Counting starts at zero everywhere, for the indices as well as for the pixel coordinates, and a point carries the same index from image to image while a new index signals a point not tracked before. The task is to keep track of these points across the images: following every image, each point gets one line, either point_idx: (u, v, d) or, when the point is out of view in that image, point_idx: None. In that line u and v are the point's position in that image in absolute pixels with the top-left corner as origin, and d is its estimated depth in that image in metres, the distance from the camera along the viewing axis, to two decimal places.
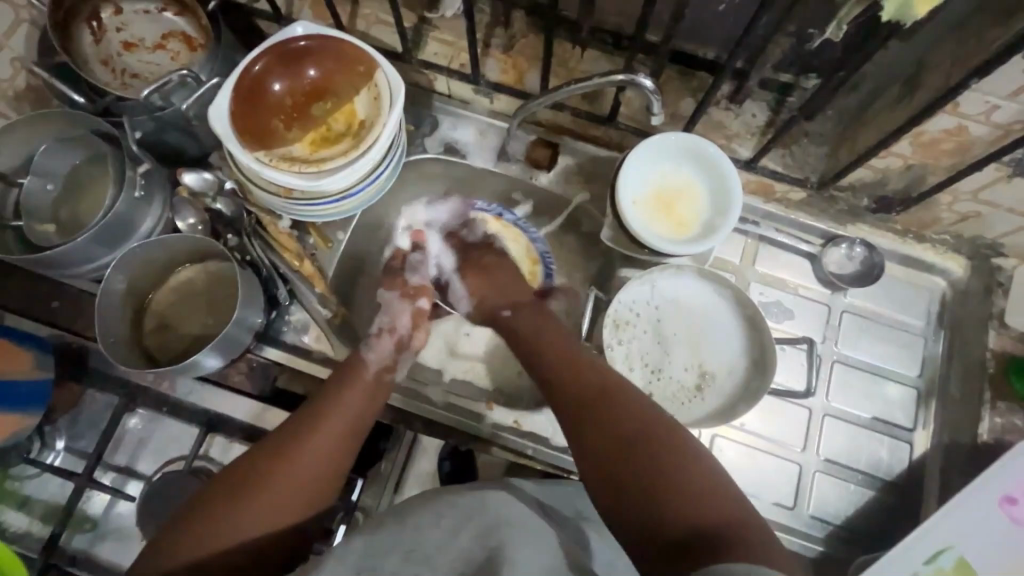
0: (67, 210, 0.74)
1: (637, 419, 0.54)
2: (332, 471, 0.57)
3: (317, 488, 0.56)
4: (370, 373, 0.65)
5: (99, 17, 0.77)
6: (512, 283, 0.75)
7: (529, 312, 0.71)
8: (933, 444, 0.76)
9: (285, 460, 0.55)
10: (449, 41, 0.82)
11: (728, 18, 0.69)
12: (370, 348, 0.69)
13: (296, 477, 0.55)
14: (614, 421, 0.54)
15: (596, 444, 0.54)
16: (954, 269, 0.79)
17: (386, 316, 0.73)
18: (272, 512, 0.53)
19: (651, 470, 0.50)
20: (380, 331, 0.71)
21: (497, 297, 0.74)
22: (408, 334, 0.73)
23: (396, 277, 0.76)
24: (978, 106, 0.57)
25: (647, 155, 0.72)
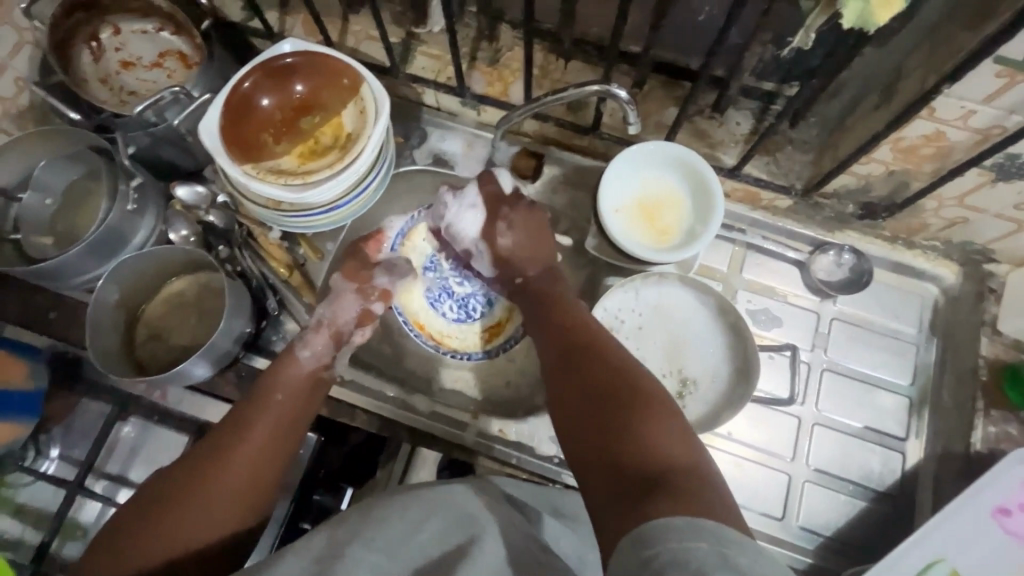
0: (64, 223, 0.77)
1: (620, 380, 0.55)
2: (270, 465, 0.58)
3: (255, 483, 0.56)
4: (306, 369, 0.66)
5: (98, 38, 0.80)
6: (528, 244, 0.73)
7: (543, 280, 0.72)
8: (927, 454, 0.74)
9: (219, 457, 0.56)
10: (436, 55, 0.84)
11: (707, 27, 0.69)
12: (306, 343, 0.68)
13: (231, 470, 0.55)
14: (596, 378, 0.56)
15: (576, 403, 0.55)
16: (945, 275, 0.78)
17: (329, 308, 0.72)
18: (211, 509, 0.53)
19: (621, 422, 0.50)
20: (318, 324, 0.70)
21: (521, 258, 0.73)
22: (347, 329, 0.72)
23: (360, 270, 0.75)
24: (954, 111, 0.56)
25: (627, 165, 0.73)
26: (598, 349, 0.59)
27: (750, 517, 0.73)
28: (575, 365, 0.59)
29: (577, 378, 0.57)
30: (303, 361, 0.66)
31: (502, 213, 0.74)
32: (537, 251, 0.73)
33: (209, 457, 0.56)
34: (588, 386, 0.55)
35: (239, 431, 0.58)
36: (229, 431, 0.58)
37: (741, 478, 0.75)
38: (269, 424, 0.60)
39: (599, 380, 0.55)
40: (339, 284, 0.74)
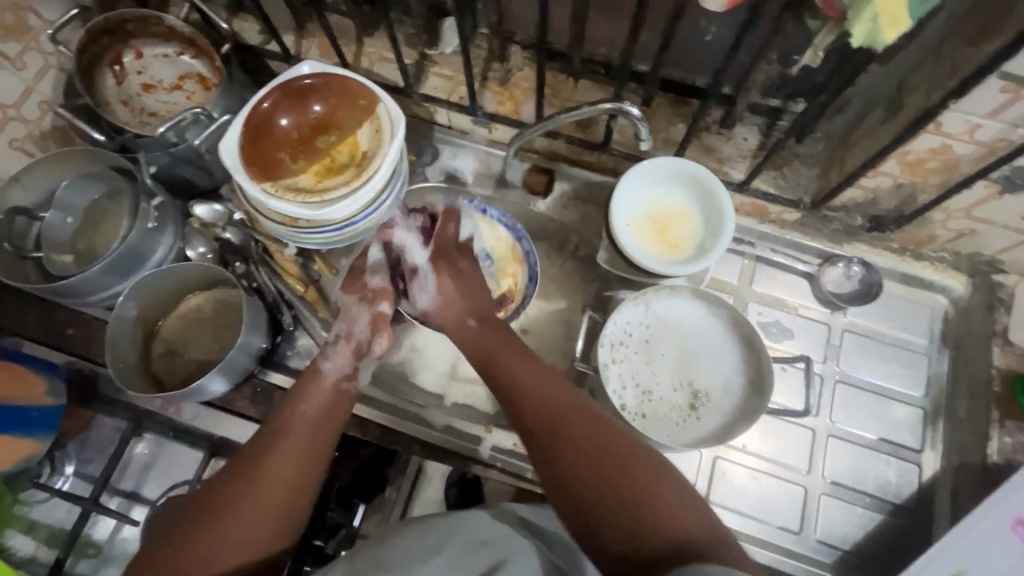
0: (84, 241, 0.78)
1: (603, 436, 0.53)
2: (301, 484, 0.57)
3: (288, 503, 0.56)
4: (328, 382, 0.66)
5: (121, 61, 0.82)
6: (470, 294, 0.72)
7: (495, 331, 0.68)
8: (943, 465, 0.74)
9: (249, 480, 0.55)
10: (448, 75, 0.86)
11: (714, 47, 0.71)
12: (327, 358, 0.69)
13: (266, 491, 0.55)
14: (581, 436, 0.54)
15: (565, 462, 0.53)
16: (955, 286, 0.79)
17: (344, 322, 0.73)
18: (246, 533, 0.53)
19: (625, 483, 0.50)
20: (336, 338, 0.71)
21: (451, 315, 0.71)
22: (365, 339, 0.72)
23: (358, 279, 0.75)
24: (959, 126, 0.58)
25: (638, 180, 0.74)
26: (571, 404, 0.57)
27: (766, 531, 0.73)
28: (555, 421, 0.56)
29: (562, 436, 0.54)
30: (326, 376, 0.66)
31: (460, 260, 0.75)
32: (469, 302, 0.72)
33: (239, 479, 0.56)
34: (577, 446, 0.53)
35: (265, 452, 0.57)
36: (255, 452, 0.58)
37: (757, 492, 0.74)
38: (297, 442, 0.59)
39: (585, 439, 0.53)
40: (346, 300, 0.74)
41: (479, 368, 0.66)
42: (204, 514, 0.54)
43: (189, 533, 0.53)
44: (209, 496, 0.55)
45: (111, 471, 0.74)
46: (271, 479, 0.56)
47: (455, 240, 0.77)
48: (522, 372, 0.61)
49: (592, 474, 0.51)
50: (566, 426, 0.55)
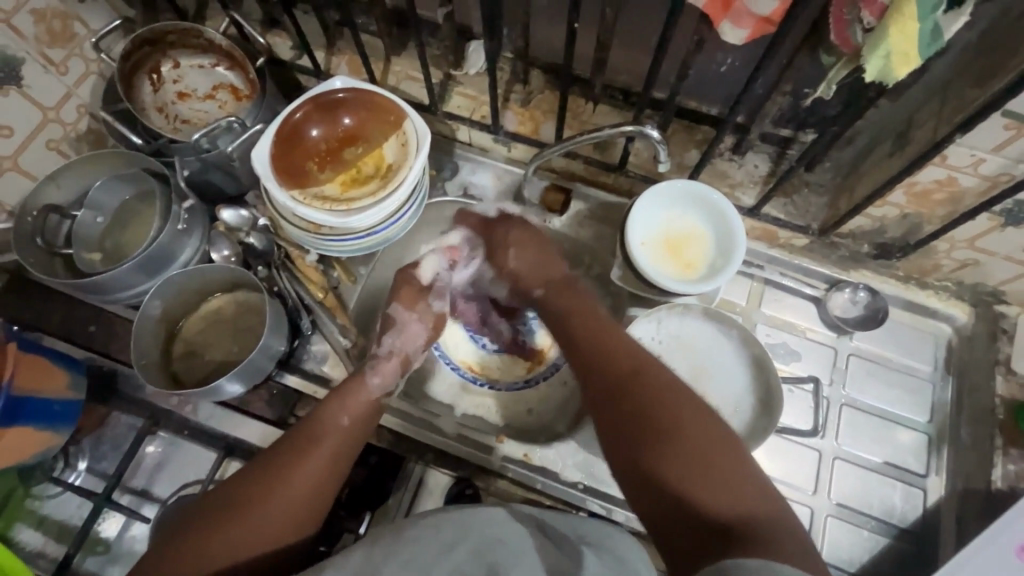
0: (113, 241, 0.80)
1: (670, 410, 0.56)
2: (320, 492, 0.60)
3: (307, 510, 0.59)
4: (369, 394, 0.68)
5: (159, 70, 0.86)
6: (540, 264, 0.76)
7: (562, 287, 0.74)
8: (947, 491, 0.75)
9: (278, 482, 0.58)
10: (471, 95, 0.89)
11: (728, 78, 0.74)
12: (375, 370, 0.71)
13: (286, 497, 0.58)
14: (642, 408, 0.57)
15: (625, 435, 0.56)
16: (958, 315, 0.81)
17: (398, 338, 0.76)
18: (261, 537, 0.56)
19: (685, 454, 0.52)
20: (390, 353, 0.74)
21: (528, 275, 0.76)
22: (415, 355, 0.76)
23: (417, 296, 0.79)
24: (964, 159, 0.61)
25: (656, 201, 0.77)
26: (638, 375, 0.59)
27: None
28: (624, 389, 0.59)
29: (620, 406, 0.58)
30: (370, 389, 0.68)
31: (510, 230, 0.79)
32: (541, 274, 0.76)
33: (268, 479, 0.58)
34: (643, 412, 0.56)
35: (294, 460, 0.60)
36: (284, 458, 0.60)
37: None
38: (327, 452, 0.61)
39: (653, 414, 0.56)
40: (399, 316, 0.77)
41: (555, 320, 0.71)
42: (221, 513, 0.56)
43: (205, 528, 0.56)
44: (234, 493, 0.58)
45: (123, 469, 0.75)
46: (291, 489, 0.58)
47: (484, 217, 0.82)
48: (581, 342, 0.66)
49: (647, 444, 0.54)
50: (629, 395, 0.58)
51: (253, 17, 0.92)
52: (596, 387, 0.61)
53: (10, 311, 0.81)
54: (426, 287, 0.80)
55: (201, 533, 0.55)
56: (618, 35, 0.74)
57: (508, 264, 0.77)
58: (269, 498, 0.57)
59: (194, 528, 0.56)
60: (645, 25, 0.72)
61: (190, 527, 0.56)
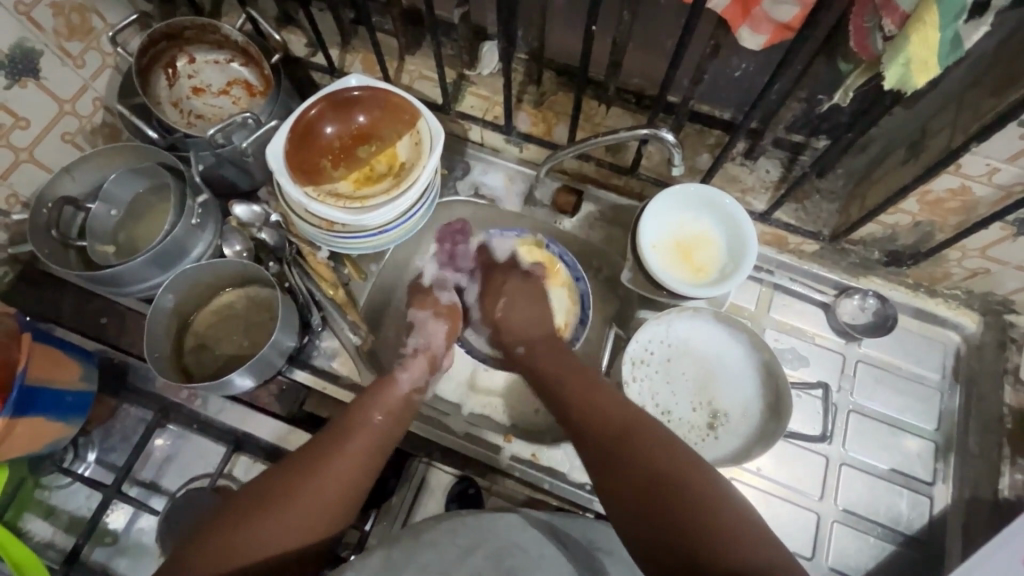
0: (126, 234, 0.81)
1: (660, 452, 0.56)
2: (353, 488, 0.60)
3: (336, 513, 0.58)
4: (396, 391, 0.70)
5: (174, 65, 0.86)
6: (528, 320, 0.77)
7: (543, 346, 0.74)
8: (953, 499, 0.75)
9: (319, 475, 0.58)
10: (484, 96, 0.90)
11: (743, 83, 0.74)
12: (405, 368, 0.73)
13: (324, 492, 0.58)
14: (633, 461, 0.56)
15: (626, 491, 0.54)
16: (967, 323, 0.81)
17: (420, 337, 0.77)
18: (288, 532, 0.55)
19: (671, 488, 0.52)
20: (415, 351, 0.76)
21: (514, 332, 0.76)
22: (440, 353, 0.77)
23: (426, 296, 0.81)
24: (979, 168, 0.61)
25: (667, 205, 0.77)
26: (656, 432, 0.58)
27: None
28: (612, 440, 0.58)
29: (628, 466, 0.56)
30: (401, 385, 0.70)
31: (502, 280, 0.81)
32: (525, 321, 0.77)
33: (301, 473, 0.59)
34: (635, 462, 0.55)
35: (330, 453, 0.61)
36: (319, 453, 0.61)
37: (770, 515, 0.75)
38: (360, 448, 0.62)
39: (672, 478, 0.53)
40: (417, 316, 0.79)
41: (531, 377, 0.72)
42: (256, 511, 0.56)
43: (238, 523, 0.55)
44: (268, 490, 0.57)
45: (133, 461, 0.76)
46: (329, 484, 0.58)
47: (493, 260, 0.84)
48: (568, 388, 0.66)
49: (647, 498, 0.53)
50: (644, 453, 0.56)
51: (269, 14, 0.92)
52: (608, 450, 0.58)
53: (22, 302, 0.81)
54: (430, 287, 0.82)
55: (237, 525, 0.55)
56: (633, 39, 0.75)
57: (493, 313, 0.79)
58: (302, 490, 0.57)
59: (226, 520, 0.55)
60: (661, 28, 0.72)
61: (217, 523, 0.55)
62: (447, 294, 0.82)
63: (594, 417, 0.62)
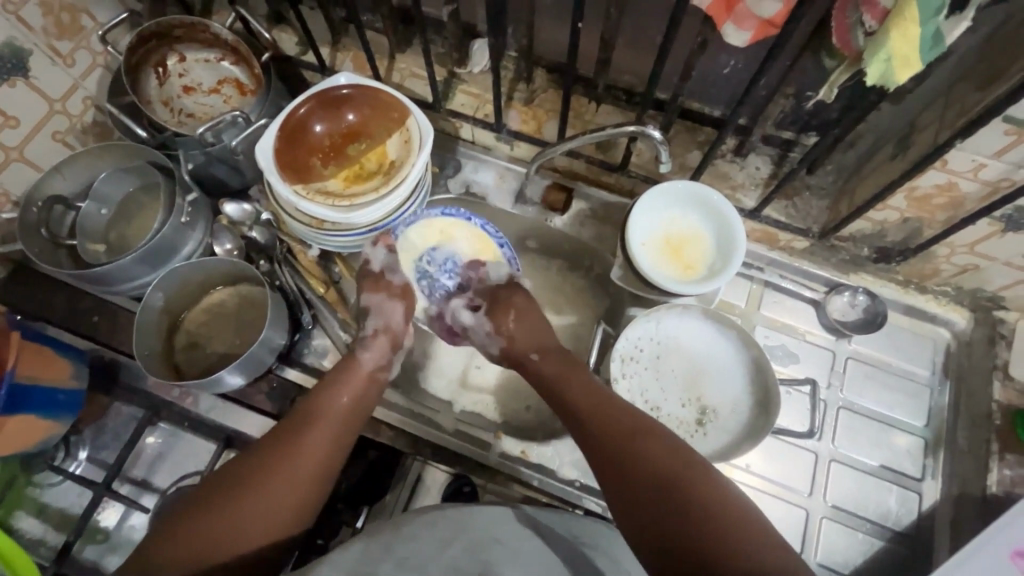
0: (117, 232, 0.81)
1: (663, 454, 0.56)
2: (324, 466, 0.61)
3: (306, 493, 0.59)
4: (364, 370, 0.70)
5: (165, 64, 0.86)
6: (536, 332, 0.75)
7: (556, 355, 0.72)
8: (942, 495, 0.75)
9: (285, 454, 0.59)
10: (475, 93, 0.89)
11: (732, 79, 0.74)
12: (366, 347, 0.73)
13: (291, 472, 0.58)
14: (640, 463, 0.56)
15: (636, 496, 0.54)
16: (957, 320, 0.81)
17: (378, 319, 0.76)
18: (261, 515, 0.56)
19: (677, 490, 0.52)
20: (375, 332, 0.75)
21: (523, 342, 0.74)
22: (401, 332, 0.77)
23: (380, 279, 0.79)
24: (965, 164, 0.61)
25: (656, 202, 0.77)
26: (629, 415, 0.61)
27: None
28: (616, 438, 0.59)
29: (627, 463, 0.56)
30: (363, 363, 0.71)
31: (515, 297, 0.79)
32: (530, 339, 0.75)
33: (271, 456, 0.59)
34: (644, 463, 0.55)
35: (297, 433, 0.61)
36: (289, 435, 0.61)
37: (760, 512, 0.75)
38: (327, 429, 0.63)
39: (640, 462, 0.56)
40: (371, 300, 0.78)
41: (540, 386, 0.71)
42: (224, 489, 0.57)
43: (203, 507, 0.56)
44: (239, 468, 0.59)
45: (123, 459, 0.76)
46: (298, 464, 0.59)
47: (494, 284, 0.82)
48: (572, 391, 0.66)
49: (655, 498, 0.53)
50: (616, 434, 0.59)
51: (260, 12, 0.92)
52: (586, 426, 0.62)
53: (13, 301, 0.82)
54: (381, 269, 0.80)
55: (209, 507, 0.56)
56: (621, 35, 0.75)
57: (505, 327, 0.76)
58: (271, 473, 0.58)
59: (195, 507, 0.56)
60: (649, 25, 0.72)
61: (188, 511, 0.56)
62: (400, 275, 0.80)
63: (595, 418, 0.62)
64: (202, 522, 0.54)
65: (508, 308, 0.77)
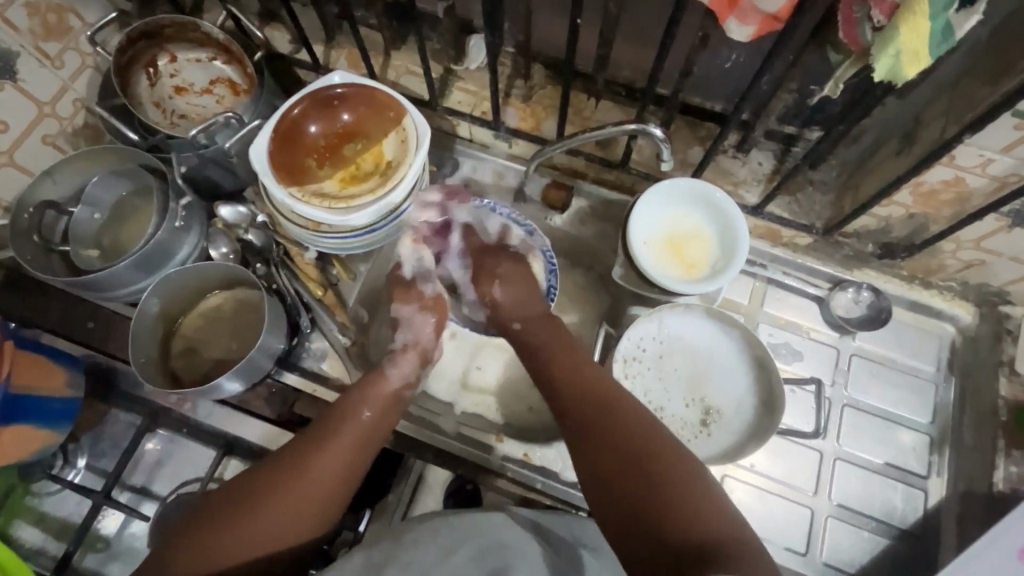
0: (111, 237, 0.80)
1: (637, 436, 0.56)
2: (345, 482, 0.60)
3: (325, 510, 0.59)
4: (390, 386, 0.69)
5: (156, 64, 0.85)
6: (518, 300, 0.76)
7: (538, 322, 0.73)
8: (947, 492, 0.75)
9: (304, 471, 0.58)
10: (472, 90, 0.88)
11: (733, 73, 0.72)
12: (393, 363, 0.71)
13: (313, 489, 0.58)
14: (615, 444, 0.56)
15: (606, 477, 0.54)
16: (962, 315, 0.80)
17: (409, 331, 0.76)
18: (280, 529, 0.56)
19: (648, 470, 0.53)
20: (404, 346, 0.74)
21: (509, 310, 0.75)
22: (430, 345, 0.76)
23: (411, 289, 0.79)
24: (973, 159, 0.60)
25: (658, 200, 0.76)
26: (611, 408, 0.59)
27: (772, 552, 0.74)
28: (597, 415, 0.59)
29: (603, 440, 0.57)
30: (389, 380, 0.69)
31: (496, 263, 0.79)
32: (512, 306, 0.75)
33: (293, 469, 0.58)
34: (617, 446, 0.56)
35: (320, 449, 0.60)
36: (313, 448, 0.60)
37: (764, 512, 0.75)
38: (350, 443, 0.62)
39: (615, 444, 0.56)
40: (403, 313, 0.78)
41: (521, 352, 0.72)
42: (244, 498, 0.56)
43: (223, 515, 0.55)
44: (256, 481, 0.58)
45: (122, 467, 0.76)
46: (316, 479, 0.58)
47: (483, 244, 0.82)
48: (557, 362, 0.66)
49: (623, 478, 0.53)
50: (599, 423, 0.58)
51: (251, 10, 0.90)
52: (568, 420, 0.61)
53: (7, 309, 0.81)
54: (411, 280, 0.80)
55: (214, 519, 0.55)
56: (621, 30, 0.73)
57: (490, 296, 0.77)
58: (292, 487, 0.57)
59: (215, 517, 0.55)
60: (649, 19, 0.71)
61: (209, 516, 0.56)
62: (431, 284, 0.81)
63: (573, 393, 0.62)
64: (218, 532, 0.54)
65: (494, 275, 0.78)
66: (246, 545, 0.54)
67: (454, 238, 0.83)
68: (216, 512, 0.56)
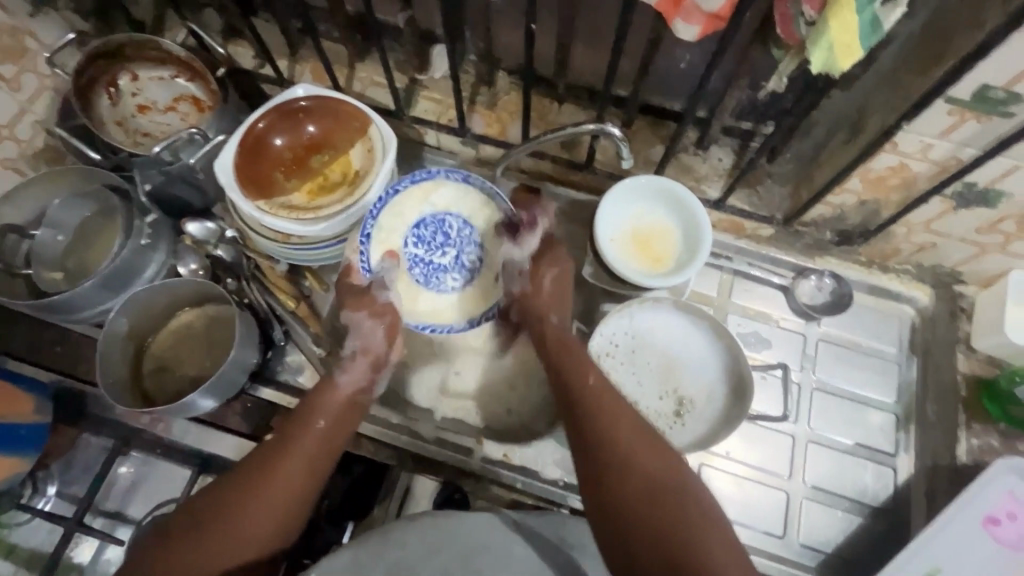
0: (75, 259, 0.79)
1: (650, 469, 0.56)
2: (302, 493, 0.59)
3: (278, 526, 0.58)
4: (345, 394, 0.66)
5: (117, 84, 0.84)
6: (557, 295, 0.73)
7: (549, 302, 0.73)
8: (916, 468, 0.77)
9: (263, 482, 0.58)
10: (437, 98, 0.89)
11: (688, 73, 0.75)
12: (344, 369, 0.68)
13: (269, 501, 0.57)
14: (634, 474, 0.55)
15: (621, 512, 0.54)
16: (920, 297, 0.82)
17: (357, 337, 0.70)
18: (235, 540, 0.55)
19: (662, 503, 0.53)
20: (354, 353, 0.69)
21: (545, 302, 0.72)
22: (383, 352, 0.70)
23: (362, 296, 0.72)
24: (914, 145, 0.63)
25: (620, 200, 0.78)
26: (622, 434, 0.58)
27: (751, 536, 0.75)
28: (603, 444, 0.58)
29: (616, 473, 0.56)
30: (341, 387, 0.67)
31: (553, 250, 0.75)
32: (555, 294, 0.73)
33: (251, 480, 0.58)
34: (633, 476, 0.55)
35: (280, 453, 0.60)
36: (268, 458, 0.59)
37: (741, 497, 0.77)
38: (306, 455, 0.60)
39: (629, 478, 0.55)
40: (353, 319, 0.70)
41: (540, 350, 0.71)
42: (200, 513, 0.57)
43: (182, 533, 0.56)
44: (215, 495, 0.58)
45: (94, 492, 0.74)
46: (280, 486, 0.58)
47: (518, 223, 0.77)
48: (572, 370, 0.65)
49: (639, 507, 0.53)
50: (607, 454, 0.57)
51: (213, 27, 0.90)
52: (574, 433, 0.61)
53: None
54: (364, 285, 0.73)
55: (174, 538, 0.55)
56: (578, 34, 0.75)
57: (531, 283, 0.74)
58: (251, 500, 0.57)
59: (174, 532, 0.56)
60: (604, 22, 0.73)
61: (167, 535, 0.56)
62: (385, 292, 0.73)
63: (586, 418, 0.60)
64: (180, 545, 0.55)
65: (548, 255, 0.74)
66: (194, 571, 0.54)
67: (426, 226, 0.78)
68: (178, 529, 0.56)
